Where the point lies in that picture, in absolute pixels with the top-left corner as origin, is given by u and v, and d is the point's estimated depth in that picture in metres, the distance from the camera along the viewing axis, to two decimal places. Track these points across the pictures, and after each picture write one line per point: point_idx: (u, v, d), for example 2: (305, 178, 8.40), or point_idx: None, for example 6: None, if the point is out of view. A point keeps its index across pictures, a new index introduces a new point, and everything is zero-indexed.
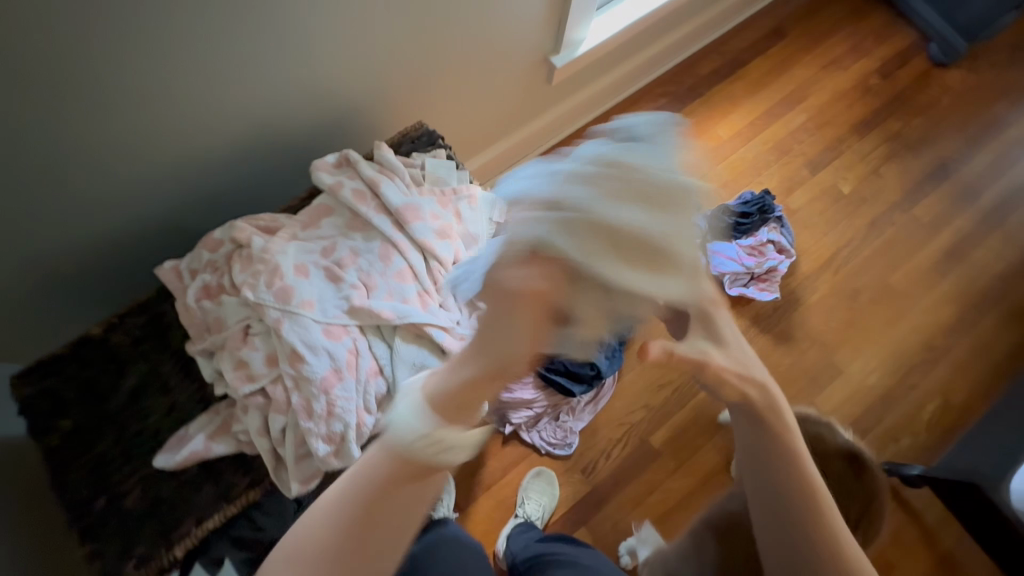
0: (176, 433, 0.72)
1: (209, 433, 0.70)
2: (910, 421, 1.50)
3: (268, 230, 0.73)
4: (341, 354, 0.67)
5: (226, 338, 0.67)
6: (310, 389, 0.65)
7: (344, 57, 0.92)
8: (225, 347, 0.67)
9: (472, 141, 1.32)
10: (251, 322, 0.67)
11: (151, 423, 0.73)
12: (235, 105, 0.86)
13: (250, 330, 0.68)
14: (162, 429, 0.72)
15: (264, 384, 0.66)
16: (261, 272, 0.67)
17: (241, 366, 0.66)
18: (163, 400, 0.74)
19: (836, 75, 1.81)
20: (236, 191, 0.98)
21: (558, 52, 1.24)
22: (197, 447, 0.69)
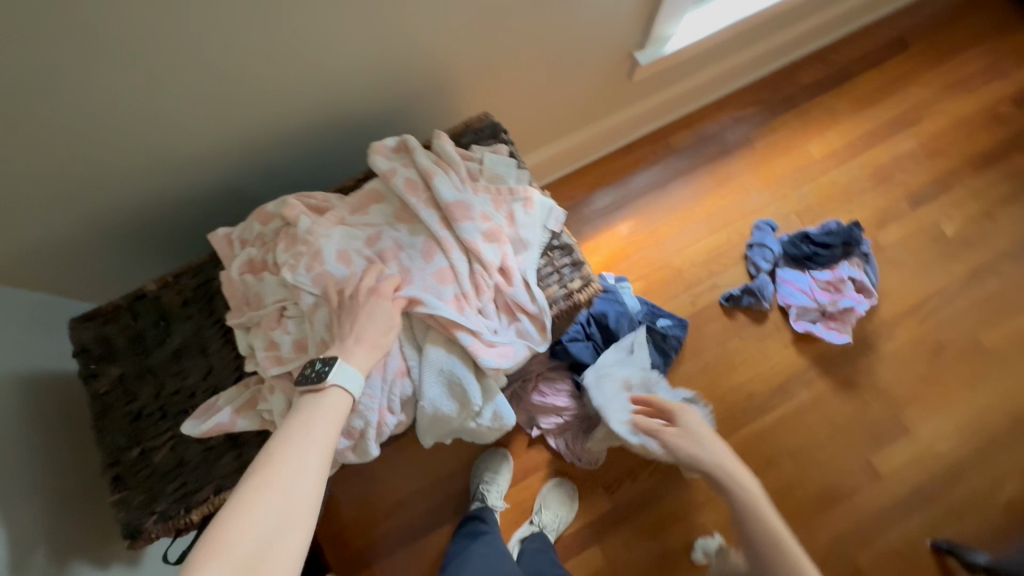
0: (207, 401, 0.70)
1: (237, 407, 0.68)
2: (980, 499, 1.34)
3: (318, 210, 0.73)
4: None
5: (263, 316, 0.68)
6: None
7: (420, 39, 0.88)
8: (262, 323, 0.68)
9: (540, 133, 1.27)
10: (287, 304, 0.67)
11: (190, 383, 0.76)
12: (305, 80, 0.85)
13: (285, 312, 0.67)
14: (197, 392, 0.75)
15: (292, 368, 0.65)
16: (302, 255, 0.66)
17: (271, 346, 0.66)
18: (202, 362, 0.77)
19: (959, 98, 1.60)
20: (300, 162, 0.99)
21: (643, 49, 1.16)
22: (224, 420, 0.67)
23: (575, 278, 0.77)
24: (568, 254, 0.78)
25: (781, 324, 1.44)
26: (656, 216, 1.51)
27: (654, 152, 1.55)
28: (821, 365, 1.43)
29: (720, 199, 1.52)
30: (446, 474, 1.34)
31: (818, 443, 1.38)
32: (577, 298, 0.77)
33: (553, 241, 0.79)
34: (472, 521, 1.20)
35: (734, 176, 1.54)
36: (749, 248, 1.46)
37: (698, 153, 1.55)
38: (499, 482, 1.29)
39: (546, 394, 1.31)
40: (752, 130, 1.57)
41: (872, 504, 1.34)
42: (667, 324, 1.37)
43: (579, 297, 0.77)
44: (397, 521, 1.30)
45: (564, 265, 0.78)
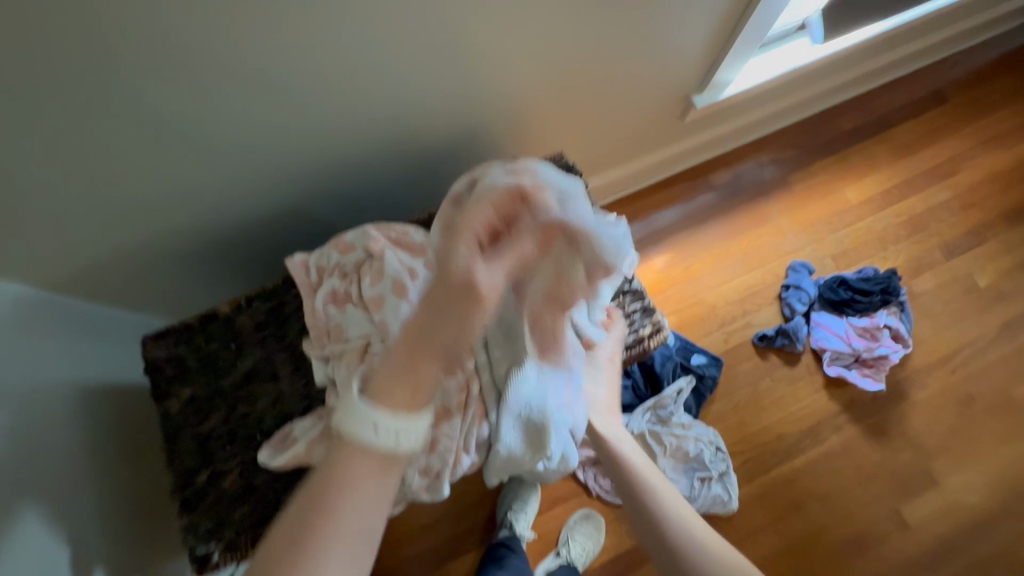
0: (283, 430, 0.76)
1: (313, 439, 0.71)
2: (1009, 556, 1.32)
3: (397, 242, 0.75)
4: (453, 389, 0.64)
5: (347, 350, 0.69)
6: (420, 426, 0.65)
7: (491, 75, 0.90)
8: (344, 357, 0.69)
9: (587, 166, 1.29)
10: (373, 340, 0.69)
11: (258, 408, 0.81)
12: (383, 109, 0.86)
13: (369, 348, 0.69)
14: (267, 417, 0.81)
15: None
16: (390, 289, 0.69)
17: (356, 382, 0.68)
18: (271, 388, 0.82)
19: (995, 153, 1.62)
20: (359, 184, 1.00)
21: (701, 92, 1.18)
22: (300, 452, 0.71)
23: (646, 325, 0.94)
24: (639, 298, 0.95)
25: (813, 367, 1.44)
26: (692, 252, 1.52)
27: (693, 187, 1.56)
28: (851, 411, 1.42)
29: (756, 239, 1.53)
30: (473, 499, 1.33)
31: (847, 490, 1.37)
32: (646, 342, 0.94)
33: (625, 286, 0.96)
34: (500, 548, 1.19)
35: (771, 217, 1.55)
36: (784, 289, 1.47)
37: (735, 191, 1.56)
38: (527, 512, 1.28)
39: None
40: (789, 171, 1.58)
41: (899, 555, 1.33)
42: (703, 361, 1.39)
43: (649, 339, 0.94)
44: (420, 546, 1.29)
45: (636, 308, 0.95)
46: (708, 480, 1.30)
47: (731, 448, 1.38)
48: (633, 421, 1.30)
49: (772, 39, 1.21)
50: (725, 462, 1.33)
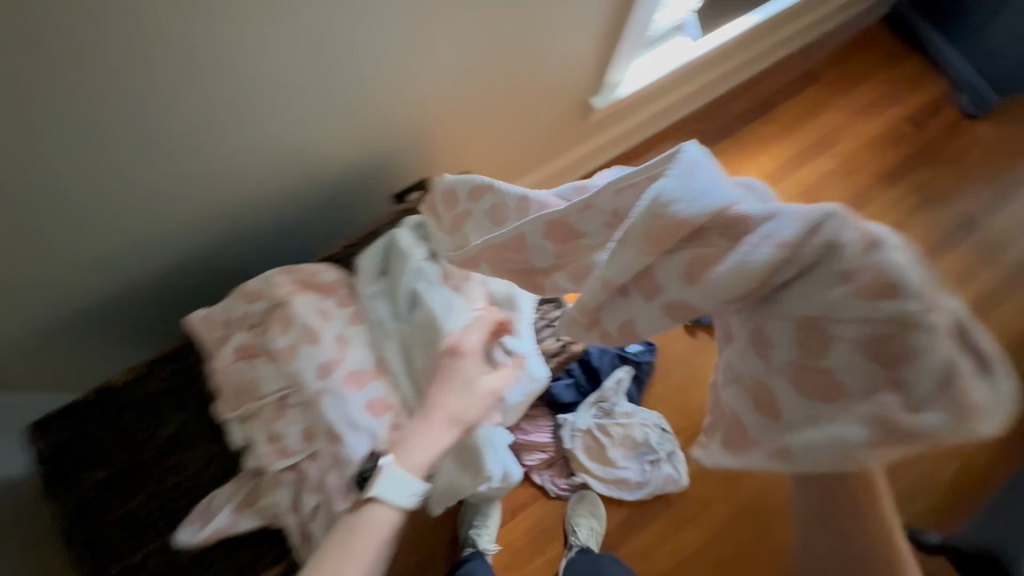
0: (201, 501, 0.74)
1: (236, 507, 0.73)
2: (930, 483, 1.44)
3: (306, 285, 0.81)
4: (382, 431, 0.75)
5: (263, 408, 0.74)
6: (346, 469, 0.71)
7: (387, 99, 0.89)
8: (259, 414, 0.74)
9: (503, 174, 1.30)
10: (288, 394, 0.74)
11: (174, 480, 0.79)
12: (275, 145, 0.84)
13: (286, 401, 0.75)
14: (185, 489, 0.78)
15: (298, 460, 0.73)
16: (301, 337, 0.76)
17: (276, 440, 0.73)
18: (186, 457, 0.80)
19: (868, 122, 1.78)
20: (262, 218, 0.96)
21: (599, 93, 1.22)
22: (225, 522, 0.72)
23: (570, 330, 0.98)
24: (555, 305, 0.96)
25: None
26: None
27: None
28: None
29: None
30: (435, 521, 1.31)
31: None
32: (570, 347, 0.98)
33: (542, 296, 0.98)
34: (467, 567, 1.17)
35: None
36: None
37: None
38: (489, 524, 1.27)
39: (528, 431, 1.33)
40: None
41: None
42: (638, 348, 1.44)
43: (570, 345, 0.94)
44: None
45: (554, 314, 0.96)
46: (657, 462, 1.36)
47: (676, 427, 1.44)
48: (579, 418, 1.33)
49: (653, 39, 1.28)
50: (672, 443, 1.38)
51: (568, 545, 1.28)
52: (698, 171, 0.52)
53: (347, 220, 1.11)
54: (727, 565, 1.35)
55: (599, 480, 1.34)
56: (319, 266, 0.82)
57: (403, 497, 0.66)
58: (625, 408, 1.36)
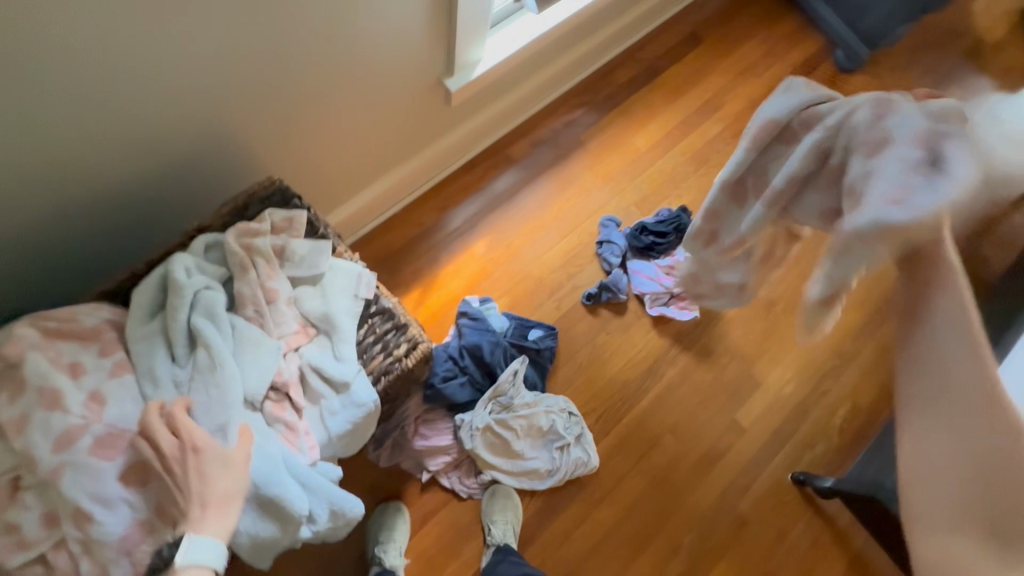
0: None
1: None
2: (825, 427, 1.53)
3: (57, 335, 0.71)
4: (142, 499, 0.66)
5: None
6: (105, 551, 0.63)
7: (172, 93, 0.82)
8: None
9: (362, 168, 1.22)
10: (21, 474, 0.64)
11: None
12: (23, 162, 0.76)
13: (21, 483, 0.64)
14: None
15: (43, 551, 0.63)
16: (35, 404, 0.64)
17: (12, 531, 0.63)
18: None
19: (751, 82, 1.80)
20: (43, 237, 0.85)
21: (453, 75, 1.18)
22: None
23: (401, 343, 0.89)
24: (389, 317, 0.91)
25: (641, 311, 1.53)
26: (509, 229, 1.51)
27: (497, 164, 1.55)
28: (679, 343, 1.54)
29: (566, 203, 1.57)
30: (341, 544, 1.24)
31: (691, 414, 1.48)
32: (404, 360, 0.88)
33: (372, 309, 0.91)
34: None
35: (574, 178, 1.59)
36: (599, 246, 1.53)
37: (537, 162, 1.58)
38: (397, 538, 1.23)
39: (427, 436, 1.28)
40: (584, 131, 1.63)
41: (744, 456, 1.47)
42: (539, 334, 1.41)
43: (407, 359, 0.89)
44: None
45: (388, 328, 0.90)
46: (566, 447, 1.34)
47: (584, 409, 1.43)
48: (476, 417, 1.28)
49: (499, 18, 1.26)
50: (579, 425, 1.37)
51: (486, 545, 1.26)
52: (782, 93, 0.77)
53: (160, 234, 0.99)
54: (643, 536, 1.37)
55: (508, 474, 1.31)
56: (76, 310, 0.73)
57: (214, 562, 0.60)
58: (526, 398, 1.33)
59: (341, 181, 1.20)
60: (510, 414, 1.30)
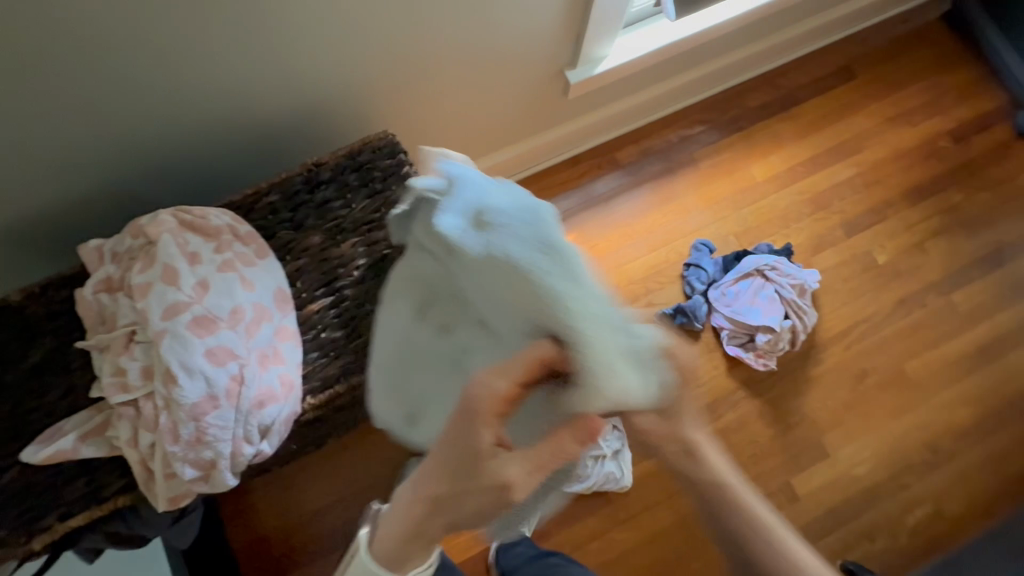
0: (54, 425, 0.76)
1: (81, 435, 0.73)
2: (893, 523, 1.36)
3: (190, 224, 0.81)
4: (219, 380, 0.72)
5: (113, 340, 0.74)
6: (180, 413, 0.71)
7: (325, 43, 0.90)
8: (111, 345, 0.74)
9: (471, 143, 1.28)
10: (136, 330, 0.73)
11: (48, 401, 0.79)
12: (197, 82, 0.87)
13: (134, 337, 0.74)
14: (56, 409, 0.79)
15: (137, 397, 0.71)
16: (158, 276, 0.74)
17: (117, 374, 0.73)
18: (63, 380, 0.80)
19: (901, 130, 1.62)
20: (194, 148, 0.97)
21: (575, 68, 1.20)
22: (66, 446, 0.72)
23: None
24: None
25: (714, 345, 1.45)
26: (596, 230, 1.51)
27: (600, 165, 1.54)
28: (748, 387, 1.44)
29: (661, 218, 1.52)
30: (370, 482, 1.32)
31: (741, 464, 1.39)
32: None
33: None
34: None
35: (676, 195, 1.54)
36: (685, 268, 1.48)
37: (641, 170, 1.55)
38: None
39: None
40: (699, 149, 1.57)
41: (789, 525, 1.36)
42: None
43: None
44: (313, 532, 1.29)
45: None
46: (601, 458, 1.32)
47: None
48: None
49: (634, 19, 1.25)
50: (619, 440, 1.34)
51: (500, 527, 1.30)
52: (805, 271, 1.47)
53: (281, 162, 1.10)
54: (659, 570, 1.32)
55: None
56: (208, 210, 0.82)
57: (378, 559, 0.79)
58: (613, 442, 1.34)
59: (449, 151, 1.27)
60: None
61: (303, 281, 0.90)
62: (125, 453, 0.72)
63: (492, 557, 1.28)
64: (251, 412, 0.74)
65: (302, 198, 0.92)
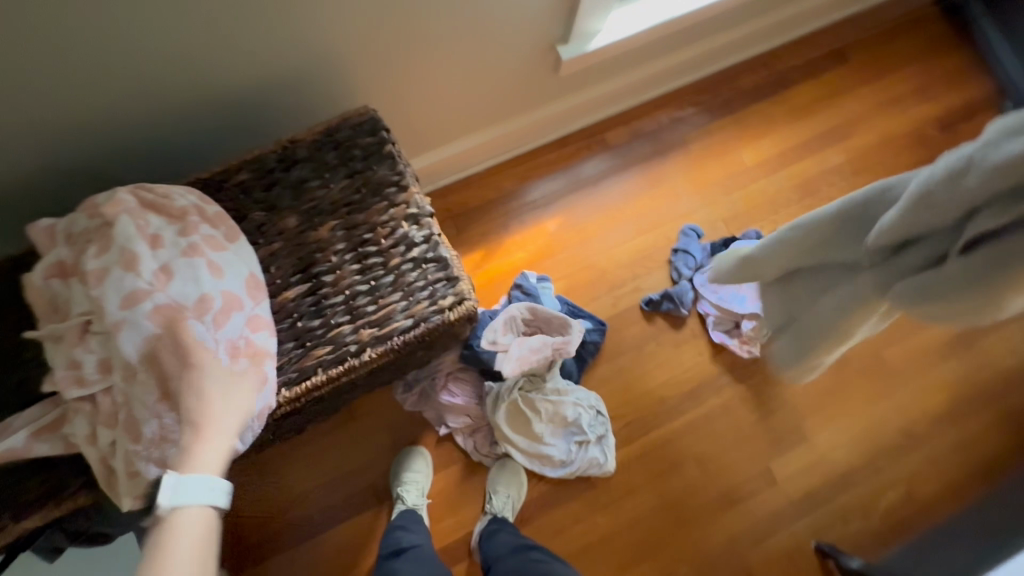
0: (3, 422, 0.70)
1: (33, 432, 0.68)
2: (866, 504, 1.40)
3: (151, 204, 0.76)
4: None
5: (66, 331, 0.69)
6: (143, 410, 0.66)
7: (300, 10, 0.84)
8: (64, 337, 0.69)
9: (456, 121, 1.23)
10: (91, 320, 0.68)
11: (0, 394, 0.74)
12: (158, 49, 0.80)
13: (90, 328, 0.68)
14: (10, 403, 0.73)
15: (94, 392, 0.67)
16: (116, 261, 0.69)
17: (73, 367, 0.68)
18: (17, 372, 0.75)
19: (891, 116, 1.61)
20: (158, 122, 0.91)
21: (567, 43, 1.15)
22: (17, 444, 0.67)
23: (447, 295, 0.85)
24: (443, 267, 0.87)
25: (699, 331, 1.45)
26: (585, 213, 1.47)
27: (589, 146, 1.50)
28: (732, 373, 1.44)
29: (650, 201, 1.50)
30: (352, 467, 1.31)
31: (723, 449, 1.41)
32: (447, 314, 0.84)
33: (429, 254, 0.87)
34: (395, 531, 1.18)
35: (666, 178, 1.51)
36: (673, 253, 1.46)
37: (632, 152, 1.52)
38: (413, 485, 1.26)
39: (455, 393, 1.31)
40: (689, 132, 1.54)
41: (767, 508, 1.38)
42: (587, 326, 1.39)
43: (451, 313, 0.84)
44: (292, 518, 1.27)
45: (439, 278, 0.86)
46: (585, 443, 1.32)
47: (613, 412, 1.39)
48: (506, 388, 1.29)
49: None
50: (604, 426, 1.34)
51: (484, 511, 1.29)
52: None
53: (256, 139, 1.03)
54: (639, 553, 1.33)
55: (522, 453, 1.31)
56: (173, 189, 0.77)
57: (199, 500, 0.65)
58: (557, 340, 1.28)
59: (433, 129, 1.21)
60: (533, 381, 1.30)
61: (277, 266, 0.85)
62: (84, 450, 0.68)
63: (473, 542, 1.28)
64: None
65: (276, 176, 0.88)
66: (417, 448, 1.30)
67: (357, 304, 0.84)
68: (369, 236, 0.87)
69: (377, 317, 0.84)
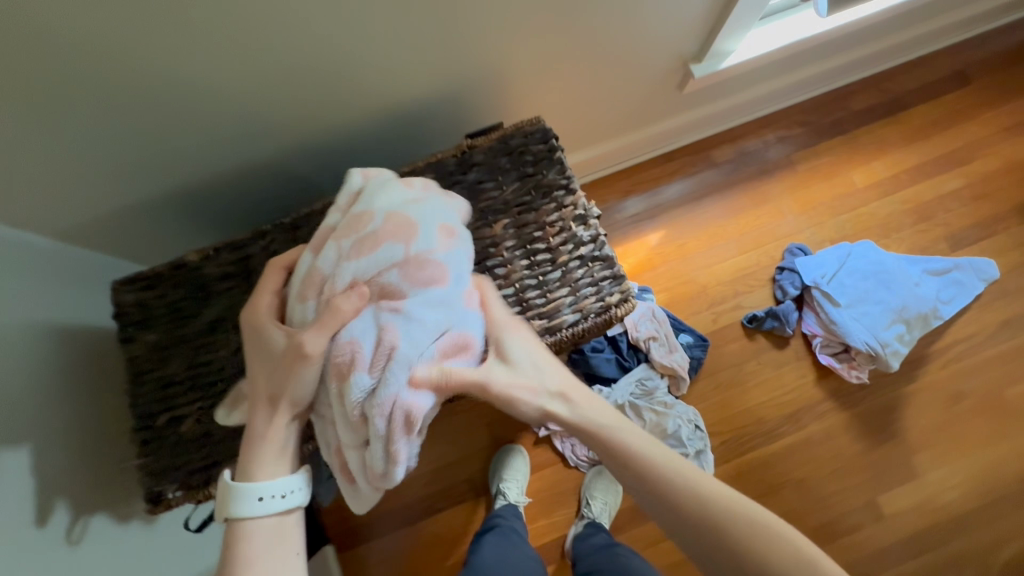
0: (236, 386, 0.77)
1: None
2: (981, 554, 1.31)
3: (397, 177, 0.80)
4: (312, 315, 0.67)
5: None
6: None
7: (482, 35, 0.91)
8: None
9: (575, 133, 1.29)
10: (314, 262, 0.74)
11: (220, 357, 0.85)
12: (369, 79, 0.90)
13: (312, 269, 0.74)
14: (228, 366, 0.84)
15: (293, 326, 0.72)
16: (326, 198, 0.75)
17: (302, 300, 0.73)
18: (233, 339, 0.86)
19: (1016, 141, 1.54)
20: (346, 138, 1.00)
21: (700, 62, 1.19)
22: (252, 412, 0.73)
23: (614, 292, 0.90)
24: (610, 266, 0.92)
25: (803, 352, 1.42)
26: (688, 228, 1.49)
27: (694, 163, 1.52)
28: (836, 399, 1.40)
29: (754, 219, 1.50)
30: (455, 459, 1.36)
31: (825, 477, 1.36)
32: (614, 311, 0.90)
33: (596, 254, 0.92)
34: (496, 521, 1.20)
35: (771, 198, 1.51)
36: (779, 272, 1.45)
37: (737, 169, 1.52)
38: (513, 482, 1.29)
39: None
40: (796, 151, 1.53)
41: (870, 544, 1.33)
42: (688, 341, 1.39)
43: (617, 309, 0.90)
44: (396, 504, 1.33)
45: (606, 276, 0.91)
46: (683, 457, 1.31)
47: (711, 428, 1.38)
48: (616, 391, 1.32)
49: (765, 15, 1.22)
50: (703, 441, 1.33)
51: (580, 515, 1.30)
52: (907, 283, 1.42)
53: (413, 152, 1.13)
54: None
55: None
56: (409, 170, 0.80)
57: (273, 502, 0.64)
58: (677, 355, 1.35)
59: None
60: (641, 383, 1.33)
61: None
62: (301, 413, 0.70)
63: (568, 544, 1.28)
64: (334, 376, 0.65)
65: (456, 178, 0.96)
66: (517, 448, 1.34)
67: (527, 296, 0.90)
68: (539, 234, 0.93)
69: (546, 309, 0.89)
